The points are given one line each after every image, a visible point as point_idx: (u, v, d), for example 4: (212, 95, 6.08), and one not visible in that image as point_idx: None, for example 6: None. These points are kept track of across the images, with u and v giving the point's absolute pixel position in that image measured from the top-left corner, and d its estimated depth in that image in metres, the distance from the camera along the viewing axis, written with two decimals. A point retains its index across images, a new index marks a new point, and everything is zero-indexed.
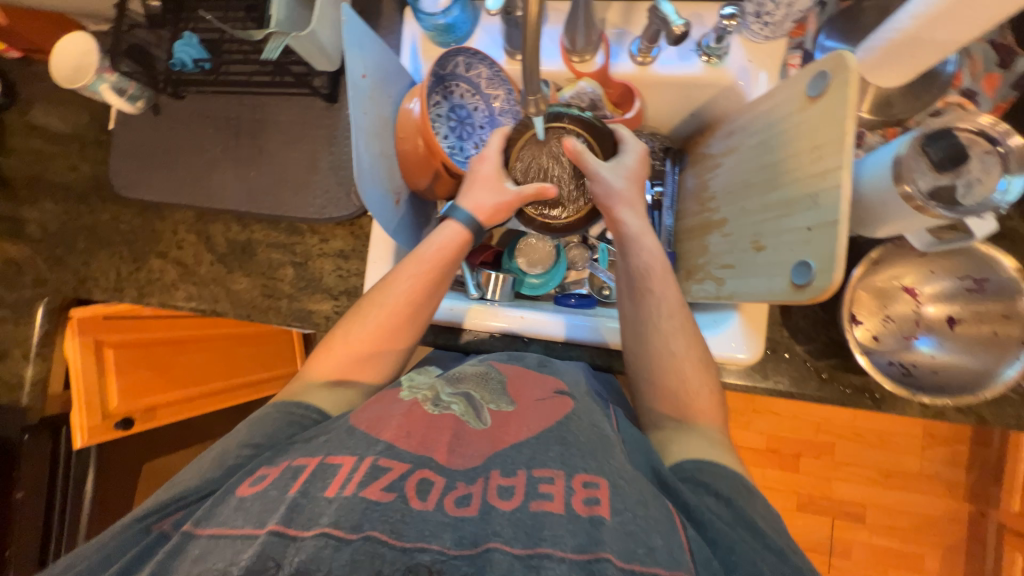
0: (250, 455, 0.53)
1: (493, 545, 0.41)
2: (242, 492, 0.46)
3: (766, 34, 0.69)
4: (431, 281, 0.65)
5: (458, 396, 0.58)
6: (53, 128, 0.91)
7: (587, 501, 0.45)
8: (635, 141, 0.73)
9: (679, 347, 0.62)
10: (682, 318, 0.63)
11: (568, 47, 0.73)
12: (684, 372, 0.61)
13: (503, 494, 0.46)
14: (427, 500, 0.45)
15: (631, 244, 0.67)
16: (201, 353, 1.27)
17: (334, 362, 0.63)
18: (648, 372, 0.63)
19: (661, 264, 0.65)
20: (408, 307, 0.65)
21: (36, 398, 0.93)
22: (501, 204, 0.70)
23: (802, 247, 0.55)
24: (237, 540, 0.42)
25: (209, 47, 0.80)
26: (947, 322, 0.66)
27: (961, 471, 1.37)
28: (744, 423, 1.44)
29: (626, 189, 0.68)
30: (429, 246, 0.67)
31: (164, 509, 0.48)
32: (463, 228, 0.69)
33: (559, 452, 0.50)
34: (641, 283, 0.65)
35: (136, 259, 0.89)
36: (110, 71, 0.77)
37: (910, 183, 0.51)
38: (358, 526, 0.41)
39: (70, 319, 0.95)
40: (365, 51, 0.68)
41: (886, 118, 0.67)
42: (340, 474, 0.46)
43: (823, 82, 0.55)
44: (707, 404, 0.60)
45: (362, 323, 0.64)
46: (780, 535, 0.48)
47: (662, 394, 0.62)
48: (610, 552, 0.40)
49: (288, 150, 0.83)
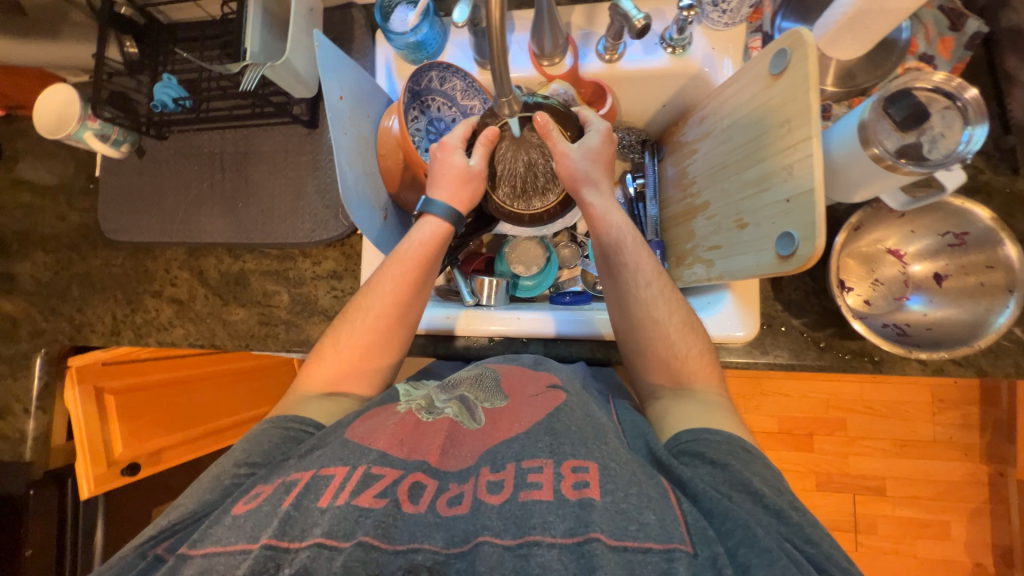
0: (247, 474, 0.53)
1: (482, 539, 0.43)
2: (237, 510, 0.46)
3: (726, 20, 0.72)
4: (416, 280, 0.66)
5: (452, 400, 0.60)
6: (40, 181, 0.92)
7: (576, 485, 0.46)
8: (599, 119, 0.69)
9: (661, 314, 0.64)
10: (660, 284, 0.65)
11: (537, 52, 0.75)
12: (670, 338, 0.63)
13: (491, 489, 0.47)
14: (419, 503, 0.47)
15: (601, 222, 0.67)
16: (202, 391, 1.26)
17: (332, 363, 0.64)
18: (638, 344, 0.65)
19: (633, 235, 0.66)
20: (397, 309, 0.66)
21: (39, 452, 0.93)
22: (479, 197, 0.69)
23: (783, 218, 0.57)
24: (232, 556, 0.42)
25: (189, 87, 0.81)
26: (935, 278, 0.68)
27: (975, 433, 1.37)
28: (754, 406, 1.44)
29: (593, 165, 0.66)
30: (410, 246, 0.67)
31: (161, 533, 0.48)
32: (444, 224, 0.68)
33: (547, 442, 0.51)
34: (616, 258, 0.66)
35: (131, 301, 0.89)
36: (93, 118, 0.78)
37: (878, 145, 0.52)
38: (350, 534, 0.42)
39: (70, 367, 0.93)
40: (340, 74, 0.70)
41: (850, 89, 0.69)
42: (331, 485, 0.47)
43: (784, 59, 0.57)
44: (698, 364, 0.62)
45: (360, 322, 0.65)
46: (780, 495, 0.48)
47: (655, 363, 0.64)
48: (600, 532, 0.41)
49: (273, 178, 0.84)
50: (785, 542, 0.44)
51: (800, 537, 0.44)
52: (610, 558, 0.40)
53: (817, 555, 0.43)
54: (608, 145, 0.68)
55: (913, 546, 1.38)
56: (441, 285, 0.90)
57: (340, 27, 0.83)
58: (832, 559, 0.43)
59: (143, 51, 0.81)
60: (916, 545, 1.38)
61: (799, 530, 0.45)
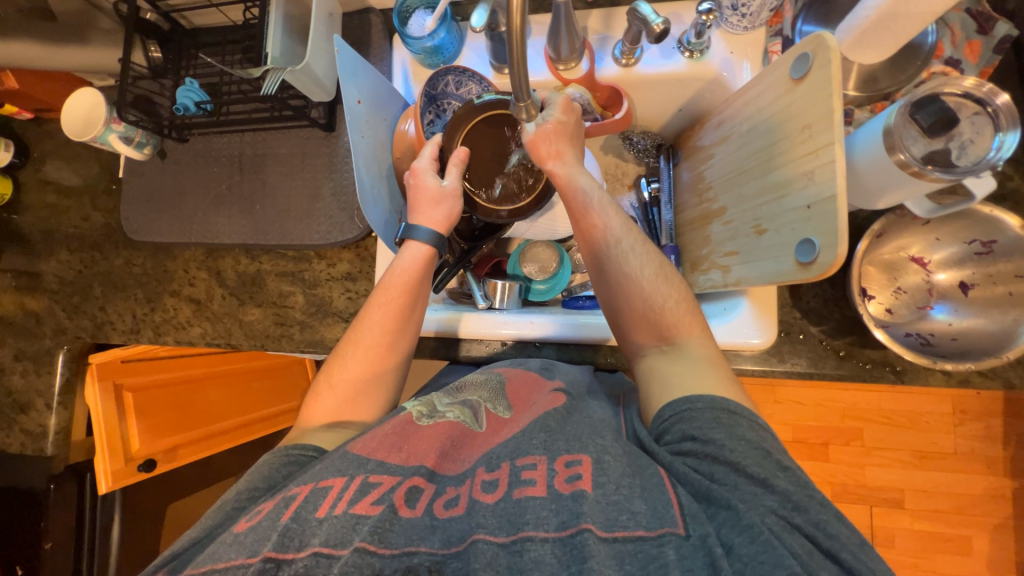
0: (249, 499, 0.53)
1: (477, 536, 0.43)
2: (238, 528, 0.46)
3: (745, 24, 0.72)
4: (403, 305, 0.66)
5: (455, 405, 0.59)
6: (65, 182, 0.95)
7: (569, 479, 0.46)
8: (553, 93, 0.68)
9: (634, 267, 0.62)
10: (631, 238, 0.64)
11: (553, 57, 0.75)
12: (646, 290, 0.61)
13: (486, 488, 0.48)
14: (415, 508, 0.46)
15: (568, 186, 0.66)
16: (215, 389, 1.28)
17: (330, 396, 0.63)
18: (615, 302, 0.63)
19: (599, 192, 0.66)
20: (387, 335, 0.66)
21: (61, 447, 0.94)
22: (455, 213, 0.70)
23: (803, 225, 0.56)
24: (232, 571, 0.42)
25: (211, 90, 0.83)
26: (960, 288, 0.66)
27: (998, 446, 1.33)
28: (768, 414, 1.42)
29: (555, 128, 0.66)
30: (397, 273, 0.68)
31: (164, 560, 0.48)
32: (428, 249, 0.69)
33: (542, 438, 0.51)
34: (585, 220, 0.66)
35: (150, 300, 0.91)
36: (118, 121, 0.80)
37: (903, 151, 0.51)
38: (347, 541, 0.43)
39: (90, 364, 0.96)
40: (358, 79, 0.71)
41: (872, 94, 0.68)
42: (330, 495, 0.47)
43: (806, 64, 0.56)
44: (678, 313, 0.60)
45: (354, 352, 0.65)
46: (767, 459, 0.46)
47: (637, 319, 0.62)
48: (591, 523, 0.42)
49: (289, 181, 0.85)
50: (772, 514, 0.43)
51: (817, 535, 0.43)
52: (600, 547, 0.41)
53: (803, 523, 0.42)
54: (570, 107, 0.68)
55: (932, 561, 1.35)
56: (454, 289, 0.90)
57: (358, 32, 0.84)
58: (822, 527, 0.42)
59: (167, 56, 0.84)
60: (936, 560, 1.34)
61: (786, 497, 0.44)
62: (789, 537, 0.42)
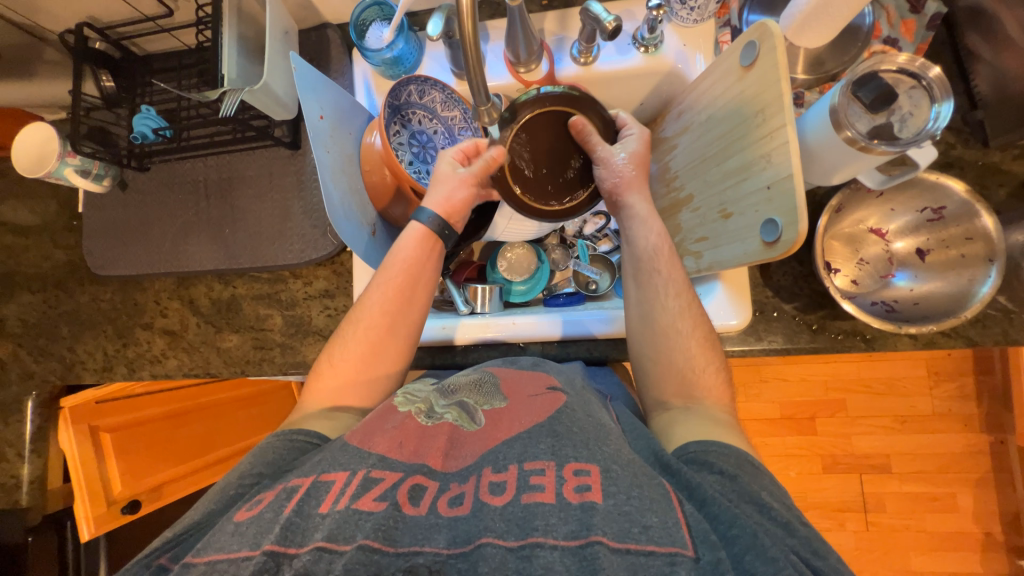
0: (250, 485, 0.52)
1: (485, 540, 0.43)
2: (238, 518, 0.46)
3: (695, 17, 0.74)
4: (404, 287, 0.66)
5: (452, 405, 0.59)
6: (22, 222, 0.91)
7: (578, 489, 0.46)
8: (640, 125, 0.72)
9: (685, 326, 0.64)
10: (686, 297, 0.65)
11: (512, 60, 0.76)
12: (690, 350, 0.63)
13: (494, 490, 0.47)
14: (420, 505, 0.46)
15: (639, 225, 0.69)
16: (201, 422, 1.24)
17: (330, 378, 0.63)
18: (655, 349, 0.64)
19: (669, 246, 0.67)
20: (386, 317, 0.65)
21: (37, 497, 0.90)
22: (455, 196, 0.69)
23: (766, 205, 0.58)
24: (234, 562, 0.42)
25: (167, 117, 0.82)
26: (917, 254, 0.69)
27: (972, 404, 1.39)
28: (754, 394, 1.45)
29: (636, 173, 0.70)
30: (398, 255, 0.68)
31: (165, 543, 0.48)
32: (426, 230, 0.69)
33: (549, 444, 0.51)
34: (647, 265, 0.67)
35: (122, 336, 0.88)
36: (73, 154, 0.78)
37: (849, 128, 0.53)
38: (351, 537, 0.43)
39: (63, 409, 0.92)
40: (320, 95, 0.71)
41: (819, 76, 0.71)
42: (333, 489, 0.47)
43: (754, 51, 0.58)
44: (713, 381, 0.62)
45: (354, 333, 0.65)
46: (786, 508, 0.48)
47: (669, 373, 0.63)
48: (602, 535, 0.42)
49: (258, 202, 0.84)
50: (792, 554, 0.44)
51: (807, 550, 0.45)
52: (612, 560, 0.40)
53: (823, 567, 0.44)
54: (647, 158, 0.71)
55: (922, 521, 1.39)
56: (434, 297, 0.90)
57: (316, 48, 0.83)
58: (839, 572, 0.44)
59: (120, 84, 0.82)
60: (925, 519, 1.39)
61: (806, 542, 0.45)
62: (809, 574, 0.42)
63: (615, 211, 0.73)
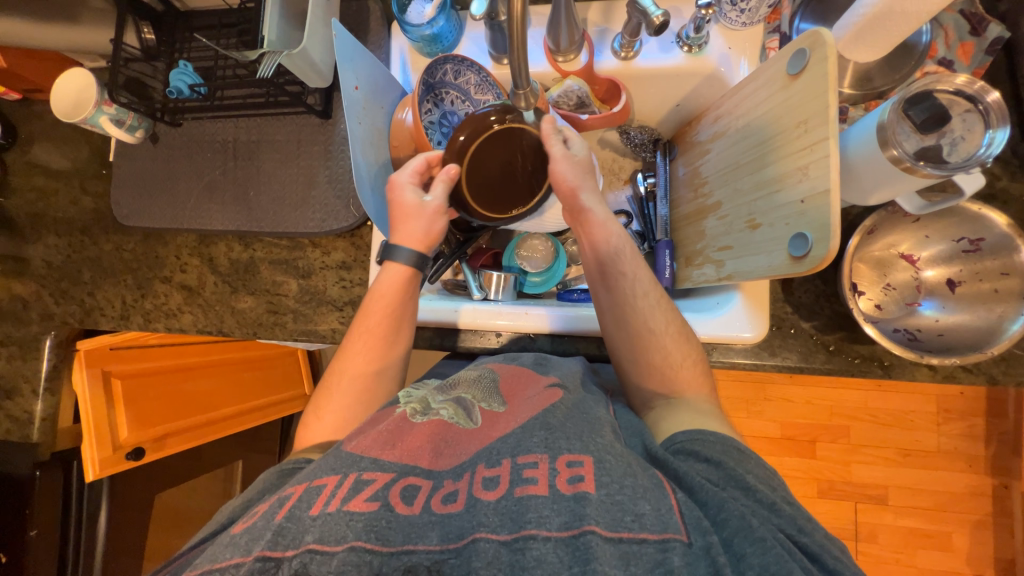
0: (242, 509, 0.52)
1: (479, 535, 0.42)
2: (230, 534, 0.46)
3: (744, 20, 0.72)
4: (387, 327, 0.67)
5: (448, 401, 0.59)
6: (54, 164, 0.93)
7: (570, 480, 0.46)
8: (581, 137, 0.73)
9: (658, 324, 0.64)
10: (654, 294, 0.66)
11: (552, 48, 0.75)
12: (666, 348, 0.63)
13: (487, 485, 0.47)
14: (413, 504, 0.46)
15: (598, 230, 0.69)
16: (206, 379, 1.27)
17: (322, 427, 0.63)
18: (637, 354, 0.65)
19: (629, 245, 0.68)
20: (371, 362, 0.66)
21: (47, 433, 0.93)
22: (434, 229, 0.69)
23: (796, 219, 0.57)
24: (225, 570, 0.42)
25: (203, 74, 0.82)
26: (948, 284, 0.67)
27: (980, 445, 1.36)
28: (757, 412, 1.43)
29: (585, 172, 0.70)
30: (377, 301, 0.67)
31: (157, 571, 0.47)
32: (407, 268, 0.68)
33: (543, 437, 0.50)
34: (612, 268, 0.67)
35: (141, 286, 0.90)
36: (109, 102, 0.79)
37: (897, 147, 0.52)
38: (342, 538, 0.43)
39: (78, 352, 0.94)
40: (356, 65, 0.70)
41: (867, 92, 0.69)
42: (324, 493, 0.47)
43: (803, 59, 0.56)
44: (692, 373, 0.63)
45: (339, 384, 0.65)
46: (773, 490, 0.48)
47: (650, 373, 0.64)
48: (595, 525, 0.41)
49: (284, 167, 0.84)
50: (778, 532, 0.43)
51: (792, 526, 0.44)
52: (606, 548, 0.40)
53: (810, 543, 0.43)
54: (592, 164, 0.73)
55: (914, 557, 1.37)
56: (448, 279, 0.90)
57: (356, 19, 0.83)
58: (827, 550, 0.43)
59: (161, 38, 0.83)
60: (917, 555, 1.37)
61: (791, 520, 0.45)
62: (798, 553, 0.42)
63: (573, 215, 0.71)
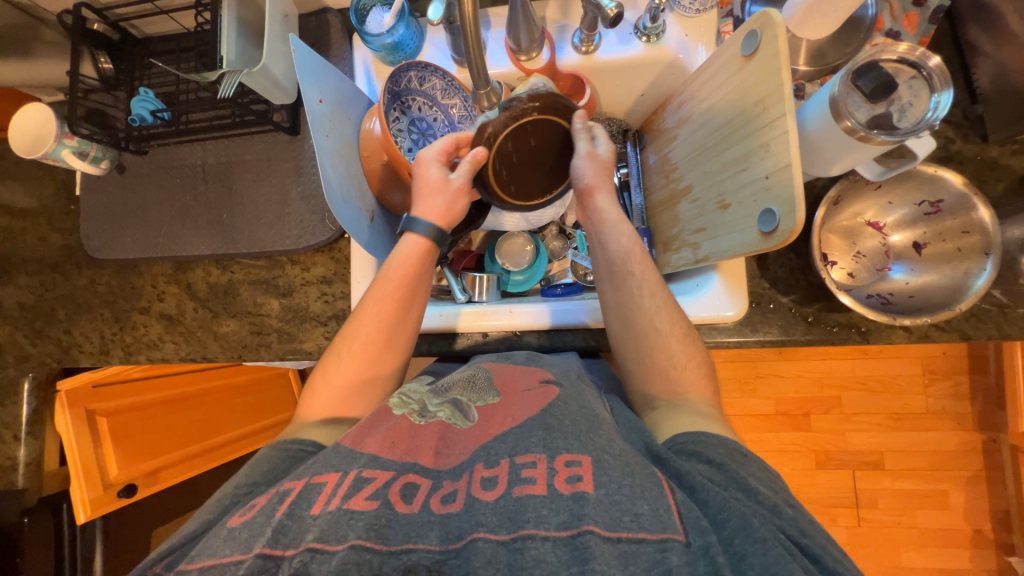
0: (246, 494, 0.52)
1: (477, 535, 0.43)
2: (231, 523, 0.46)
3: (697, 7, 0.75)
4: (400, 303, 0.65)
5: (445, 403, 0.59)
6: (18, 203, 0.91)
7: (569, 480, 0.46)
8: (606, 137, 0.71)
9: (663, 325, 0.64)
10: (662, 296, 0.66)
11: (513, 47, 0.75)
12: (671, 349, 0.63)
13: (485, 485, 0.47)
14: (413, 503, 0.46)
15: (610, 231, 0.69)
16: (197, 410, 1.23)
17: (326, 391, 0.63)
18: (639, 352, 0.65)
19: (640, 247, 0.67)
20: (384, 333, 0.65)
21: (32, 479, 0.91)
22: (456, 206, 0.68)
23: (764, 195, 0.58)
24: (225, 567, 0.42)
25: (166, 100, 0.81)
26: (914, 247, 0.69)
27: (966, 402, 1.40)
28: (750, 390, 1.45)
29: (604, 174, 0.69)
30: (394, 267, 0.67)
31: (159, 554, 0.47)
32: (425, 241, 0.68)
33: (542, 437, 0.51)
34: (621, 268, 0.67)
35: (119, 319, 0.88)
36: (70, 135, 0.78)
37: (849, 118, 0.53)
38: (343, 536, 0.42)
39: (59, 392, 0.92)
40: (319, 79, 0.70)
41: (822, 68, 0.71)
42: (325, 491, 0.47)
43: (755, 40, 0.58)
44: (695, 375, 0.62)
45: (349, 349, 0.64)
46: (774, 492, 0.49)
47: (653, 372, 0.64)
48: (594, 525, 0.42)
49: (256, 187, 0.84)
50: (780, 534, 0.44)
51: (795, 528, 0.45)
52: (603, 549, 0.41)
53: (810, 544, 0.44)
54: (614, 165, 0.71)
55: (914, 518, 1.40)
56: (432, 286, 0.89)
57: (316, 33, 0.83)
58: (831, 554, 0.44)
59: (119, 67, 0.82)
60: (917, 516, 1.40)
61: (793, 521, 0.46)
62: (798, 553, 0.43)
63: (584, 213, 0.72)
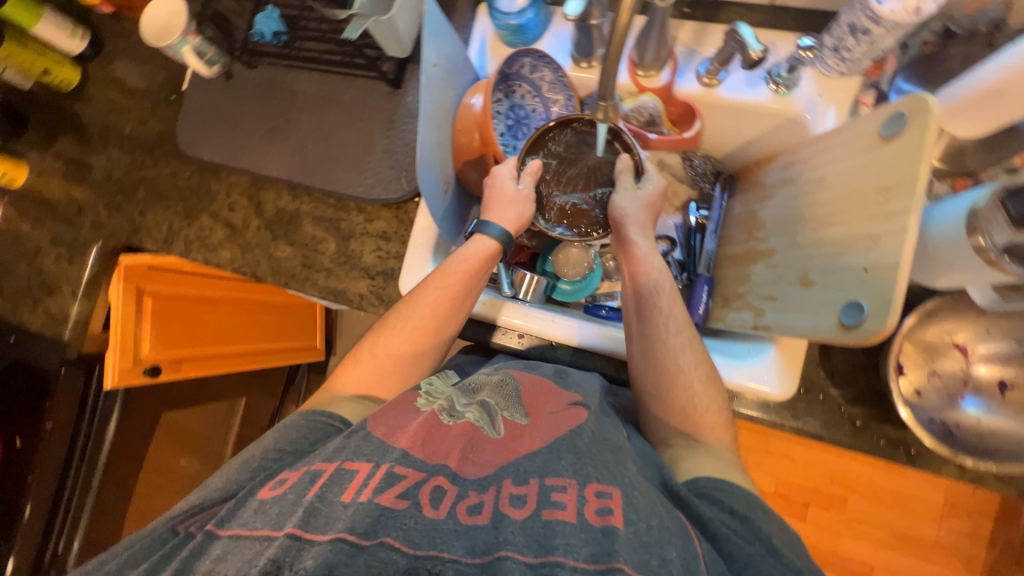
0: (274, 461, 0.54)
1: (505, 553, 0.42)
2: (264, 495, 0.48)
3: (841, 69, 0.69)
4: (455, 297, 0.67)
5: (473, 405, 0.58)
6: (131, 82, 0.97)
7: (600, 512, 0.45)
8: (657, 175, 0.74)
9: (687, 363, 0.63)
10: (686, 334, 0.65)
11: (636, 60, 0.74)
12: (693, 388, 0.62)
13: (514, 503, 0.47)
14: (439, 508, 0.46)
15: (640, 262, 0.69)
16: (229, 313, 1.28)
17: (370, 366, 0.66)
18: (658, 390, 0.63)
19: (669, 283, 0.68)
20: (433, 320, 0.67)
21: (76, 333, 1.00)
22: (526, 214, 0.71)
23: (855, 287, 0.54)
24: (256, 540, 0.44)
25: (287, 22, 0.86)
26: (998, 385, 0.64)
27: (982, 547, 1.31)
28: (754, 463, 1.40)
29: (643, 212, 0.72)
30: (458, 262, 0.68)
31: (187, 512, 0.49)
32: (496, 246, 0.70)
33: (570, 461, 0.50)
34: (649, 299, 0.67)
35: (189, 215, 0.92)
36: (195, 33, 0.81)
37: (985, 236, 0.50)
38: (371, 532, 0.43)
39: (120, 266, 0.98)
40: (439, 41, 0.69)
41: (955, 168, 0.67)
42: (355, 479, 0.48)
43: (900, 124, 0.53)
44: (718, 419, 0.61)
45: (399, 328, 0.66)
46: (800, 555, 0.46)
47: (674, 411, 0.62)
48: (624, 563, 0.40)
49: (346, 128, 0.85)
50: None
51: None
52: None
53: None
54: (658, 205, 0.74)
55: None
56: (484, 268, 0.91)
57: None
58: None
59: None
60: None
61: None
62: None
63: (617, 244, 0.73)
